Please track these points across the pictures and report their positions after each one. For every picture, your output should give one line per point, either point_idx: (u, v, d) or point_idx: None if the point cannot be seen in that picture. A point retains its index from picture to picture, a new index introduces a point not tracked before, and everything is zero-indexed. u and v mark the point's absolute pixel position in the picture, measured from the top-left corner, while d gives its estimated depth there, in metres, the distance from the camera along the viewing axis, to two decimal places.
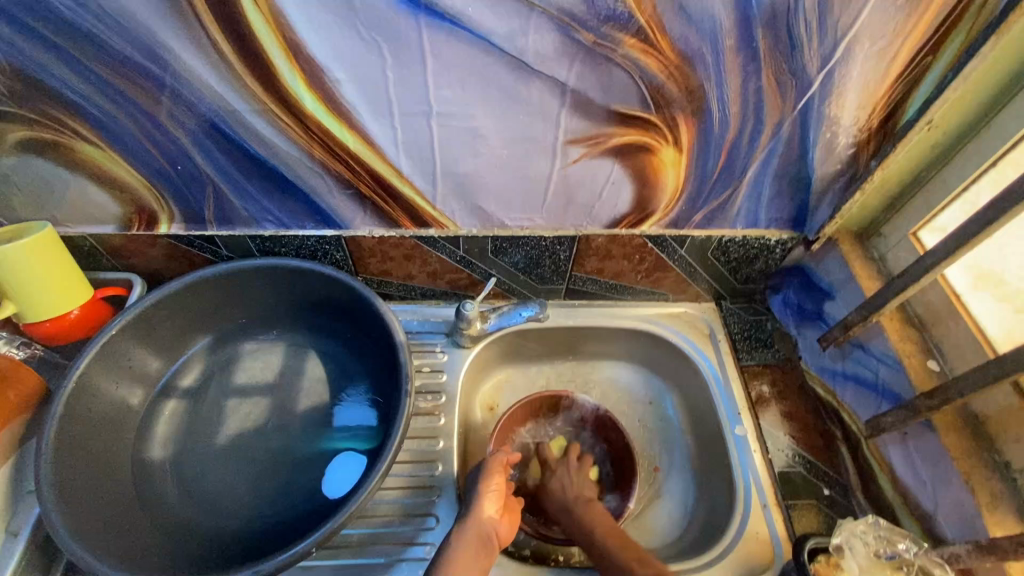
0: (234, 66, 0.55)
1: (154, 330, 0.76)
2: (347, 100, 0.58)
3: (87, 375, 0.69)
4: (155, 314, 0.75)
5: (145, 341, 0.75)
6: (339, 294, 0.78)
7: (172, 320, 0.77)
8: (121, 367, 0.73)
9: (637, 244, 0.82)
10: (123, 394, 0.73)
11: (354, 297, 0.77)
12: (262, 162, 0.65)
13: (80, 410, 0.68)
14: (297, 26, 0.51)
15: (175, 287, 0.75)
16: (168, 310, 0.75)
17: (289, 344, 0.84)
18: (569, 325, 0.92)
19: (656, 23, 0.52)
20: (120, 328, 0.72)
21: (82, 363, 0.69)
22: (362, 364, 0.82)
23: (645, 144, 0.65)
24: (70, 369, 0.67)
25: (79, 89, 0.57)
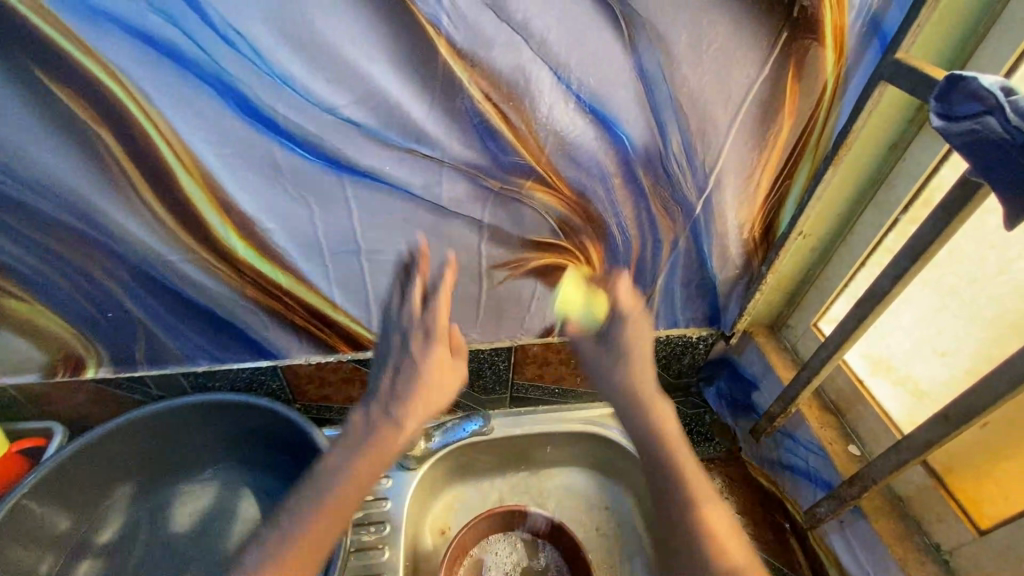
0: (167, 223, 0.58)
1: (71, 485, 0.72)
2: (277, 245, 0.62)
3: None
4: (74, 467, 0.71)
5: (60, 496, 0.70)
6: (277, 425, 0.77)
7: (92, 473, 0.73)
8: (26, 531, 0.68)
9: (571, 350, 0.86)
10: (29, 560, 0.69)
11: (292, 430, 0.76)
12: (194, 303, 0.67)
13: None
14: (228, 188, 0.56)
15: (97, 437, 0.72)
16: (87, 462, 0.72)
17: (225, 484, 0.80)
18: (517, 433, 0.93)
19: (551, 169, 0.60)
20: (31, 487, 0.68)
21: None
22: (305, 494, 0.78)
23: (562, 264, 0.71)
24: None
25: (8, 251, 0.59)
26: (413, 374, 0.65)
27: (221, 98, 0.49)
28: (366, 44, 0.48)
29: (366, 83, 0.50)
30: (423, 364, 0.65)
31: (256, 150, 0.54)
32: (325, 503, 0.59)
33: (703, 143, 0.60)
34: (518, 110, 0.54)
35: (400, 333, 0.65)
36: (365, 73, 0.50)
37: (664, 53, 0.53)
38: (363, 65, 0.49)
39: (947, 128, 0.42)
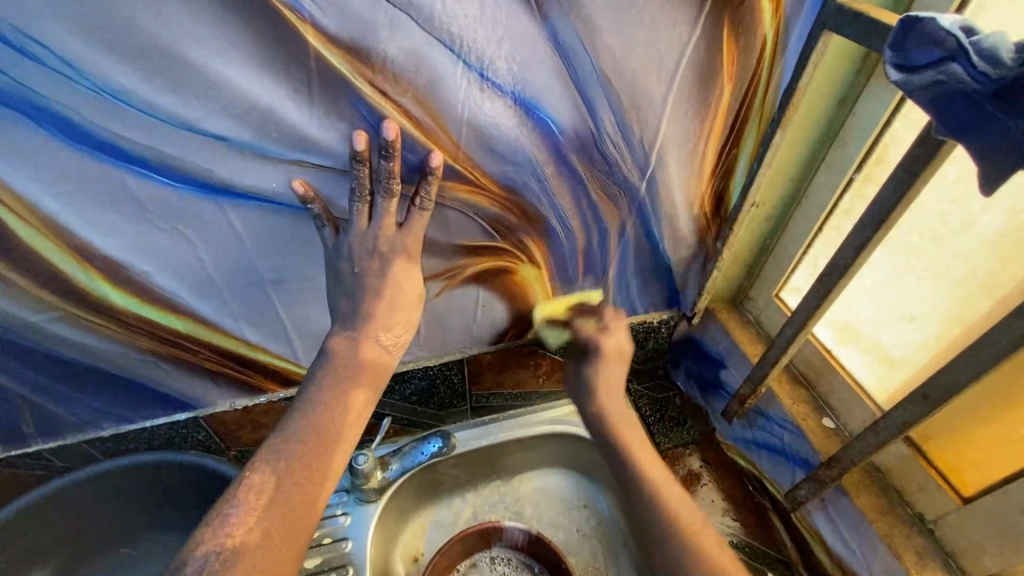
0: (16, 283, 0.48)
1: None
2: (163, 289, 0.52)
3: None
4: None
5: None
6: (219, 490, 0.68)
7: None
8: None
9: (528, 352, 0.80)
10: None
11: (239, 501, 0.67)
12: (76, 365, 0.57)
13: None
14: (81, 231, 0.46)
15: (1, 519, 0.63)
16: None
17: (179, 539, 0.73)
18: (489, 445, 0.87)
19: (472, 166, 0.52)
20: None
21: None
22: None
23: (502, 267, 0.64)
24: None
25: None
26: (344, 370, 0.51)
27: (41, 127, 0.40)
28: (213, 39, 0.39)
29: (225, 90, 0.41)
30: (326, 396, 0.50)
31: (105, 183, 0.44)
32: (275, 515, 0.43)
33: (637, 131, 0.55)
34: (420, 103, 0.46)
35: (342, 333, 0.53)
36: (220, 78, 0.40)
37: (580, 19, 0.45)
38: (217, 69, 0.40)
39: (908, 81, 0.37)
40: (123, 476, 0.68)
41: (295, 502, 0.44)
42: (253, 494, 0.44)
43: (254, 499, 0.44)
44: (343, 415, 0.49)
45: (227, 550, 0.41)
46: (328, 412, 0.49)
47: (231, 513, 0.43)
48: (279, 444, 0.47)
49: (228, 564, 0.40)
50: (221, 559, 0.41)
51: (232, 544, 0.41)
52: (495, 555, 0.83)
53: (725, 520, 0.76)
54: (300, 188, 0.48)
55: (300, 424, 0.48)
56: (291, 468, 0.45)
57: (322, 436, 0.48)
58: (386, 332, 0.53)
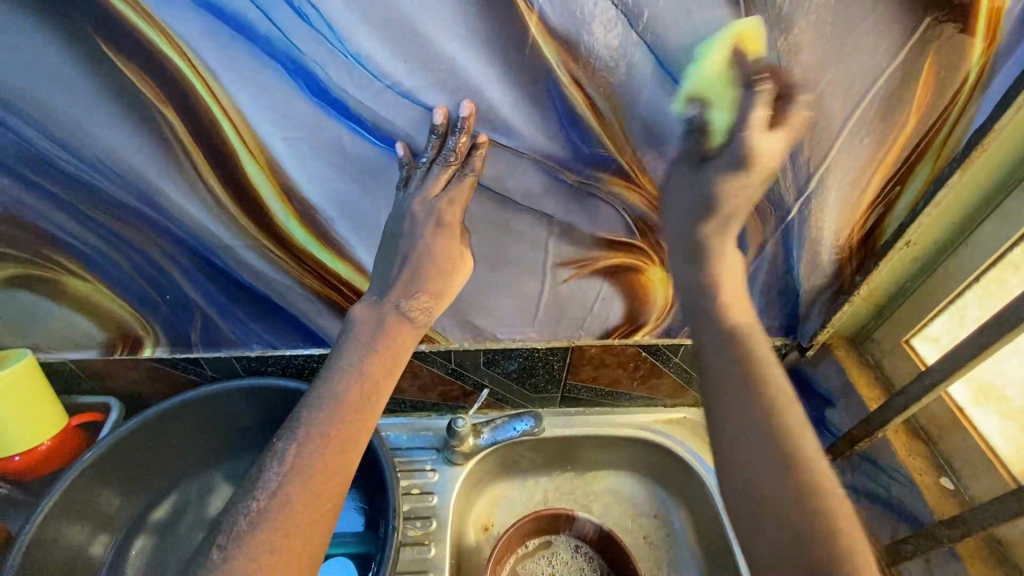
0: (228, 208, 0.55)
1: (128, 458, 0.71)
2: (339, 235, 0.59)
3: (51, 518, 0.65)
4: (138, 437, 0.71)
5: (117, 465, 0.70)
6: None
7: (149, 446, 0.73)
8: (88, 509, 0.68)
9: (631, 353, 0.79)
10: (86, 538, 0.68)
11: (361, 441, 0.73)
12: (251, 289, 0.65)
13: (38, 559, 0.63)
14: (292, 174, 0.53)
15: (164, 408, 0.72)
16: (143, 439, 0.72)
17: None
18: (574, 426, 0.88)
19: (637, 164, 0.54)
20: (90, 464, 0.68)
21: (47, 503, 0.65)
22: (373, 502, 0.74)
23: (632, 264, 0.65)
24: (34, 511, 0.63)
25: (75, 232, 0.57)
26: (366, 340, 0.52)
27: (291, 78, 0.46)
28: (453, 20, 0.44)
29: (446, 65, 0.46)
30: (355, 363, 0.51)
31: (323, 135, 0.50)
32: (298, 482, 0.46)
33: (806, 150, 0.54)
34: (609, 99, 0.49)
35: (366, 303, 0.54)
36: (445, 54, 0.45)
37: (782, 34, 0.46)
38: (446, 46, 0.45)
39: None
40: (262, 397, 0.75)
41: (317, 466, 0.47)
42: (283, 454, 0.47)
43: (285, 457, 0.47)
44: (364, 384, 0.50)
45: (253, 512, 0.44)
46: (349, 380, 0.51)
47: (266, 477, 0.46)
48: (303, 417, 0.49)
49: (255, 524, 0.43)
50: (250, 519, 0.44)
51: (259, 506, 0.44)
52: (581, 546, 0.85)
53: None
54: (439, 116, 0.49)
55: (324, 393, 0.50)
56: (314, 439, 0.48)
57: (343, 407, 0.49)
58: (408, 302, 0.54)
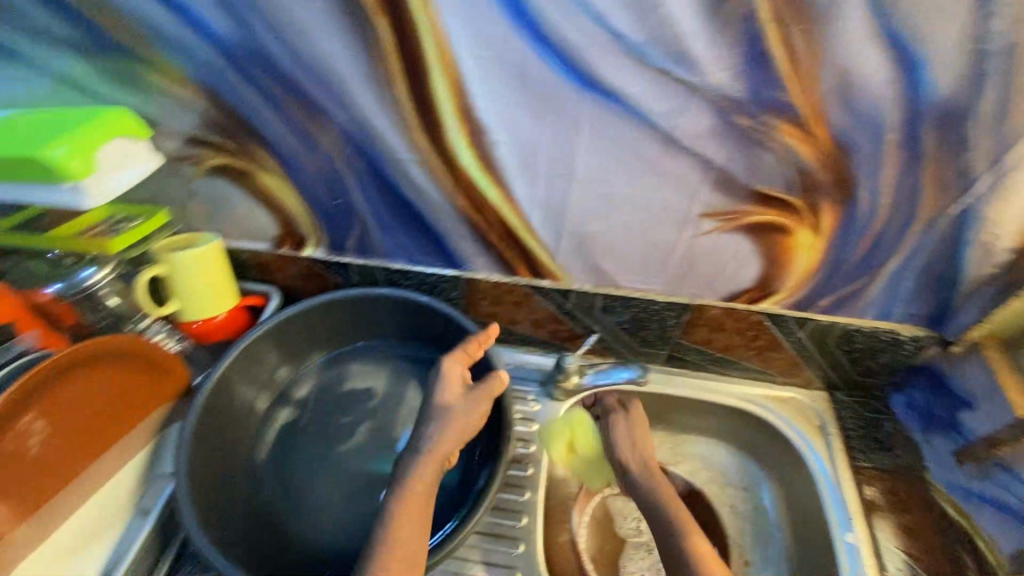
0: (408, 120, 0.60)
1: (286, 338, 0.83)
2: (499, 158, 0.63)
3: (227, 373, 0.76)
4: (297, 322, 0.83)
5: (280, 343, 0.82)
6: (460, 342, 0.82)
7: (302, 332, 0.84)
8: (255, 374, 0.81)
9: (754, 321, 0.78)
10: (250, 398, 0.80)
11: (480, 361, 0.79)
12: (409, 204, 0.71)
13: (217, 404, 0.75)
14: (474, 93, 0.57)
15: (319, 301, 0.83)
16: (299, 325, 0.83)
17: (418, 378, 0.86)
18: (594, 430, 0.84)
19: (817, 113, 0.52)
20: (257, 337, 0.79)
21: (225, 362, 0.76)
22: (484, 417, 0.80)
23: (782, 225, 0.63)
24: (216, 366, 0.75)
25: (276, 130, 0.65)
26: None
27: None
28: None
29: None
30: None
31: (513, 57, 0.53)
32: None
33: (1016, 113, 0.50)
34: (805, 38, 0.48)
35: None
36: None
37: None
38: None
39: None
40: (398, 305, 0.84)
41: None
42: None
43: None
44: None
45: None
46: None
47: None
48: None
49: None
50: None
51: None
52: None
53: (893, 546, 0.73)
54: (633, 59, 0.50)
55: None
56: None
57: None
58: None
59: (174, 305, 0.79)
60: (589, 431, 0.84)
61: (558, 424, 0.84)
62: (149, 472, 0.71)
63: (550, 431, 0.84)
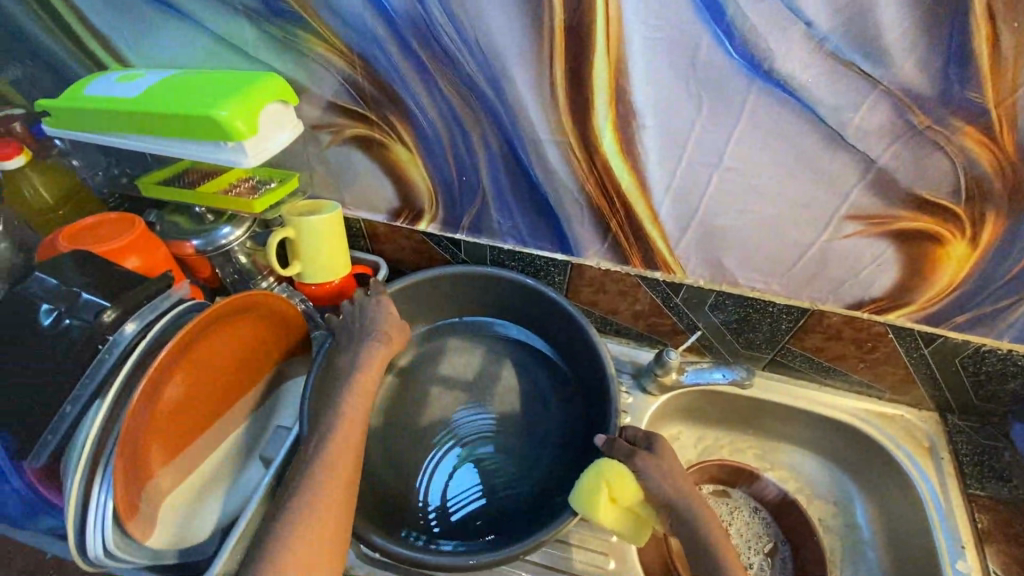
0: (558, 100, 0.61)
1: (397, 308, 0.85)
2: (643, 145, 0.62)
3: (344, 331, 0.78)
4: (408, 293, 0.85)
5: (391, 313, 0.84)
6: (565, 328, 0.82)
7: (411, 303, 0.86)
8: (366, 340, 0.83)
9: (875, 332, 0.75)
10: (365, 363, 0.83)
11: (587, 349, 0.80)
12: (536, 185, 0.72)
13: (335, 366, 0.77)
14: (634, 76, 0.56)
15: (429, 276, 0.85)
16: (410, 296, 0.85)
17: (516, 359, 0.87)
18: (633, 477, 0.67)
19: (1009, 116, 0.49)
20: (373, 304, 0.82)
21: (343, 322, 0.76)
22: (584, 404, 0.81)
23: (934, 233, 0.61)
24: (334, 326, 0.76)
25: (422, 103, 0.66)
26: None
27: None
28: None
29: None
30: None
31: (687, 40, 0.53)
32: None
33: None
34: (1016, 35, 0.45)
35: None
36: None
37: None
38: None
39: None
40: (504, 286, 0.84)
41: None
42: None
43: None
44: None
45: None
46: None
47: None
48: None
49: None
50: None
51: None
52: (759, 509, 0.86)
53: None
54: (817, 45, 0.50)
55: None
56: None
57: None
58: None
59: (296, 266, 0.82)
60: (625, 476, 0.66)
61: (588, 480, 0.66)
62: (267, 423, 0.74)
63: (581, 494, 0.66)
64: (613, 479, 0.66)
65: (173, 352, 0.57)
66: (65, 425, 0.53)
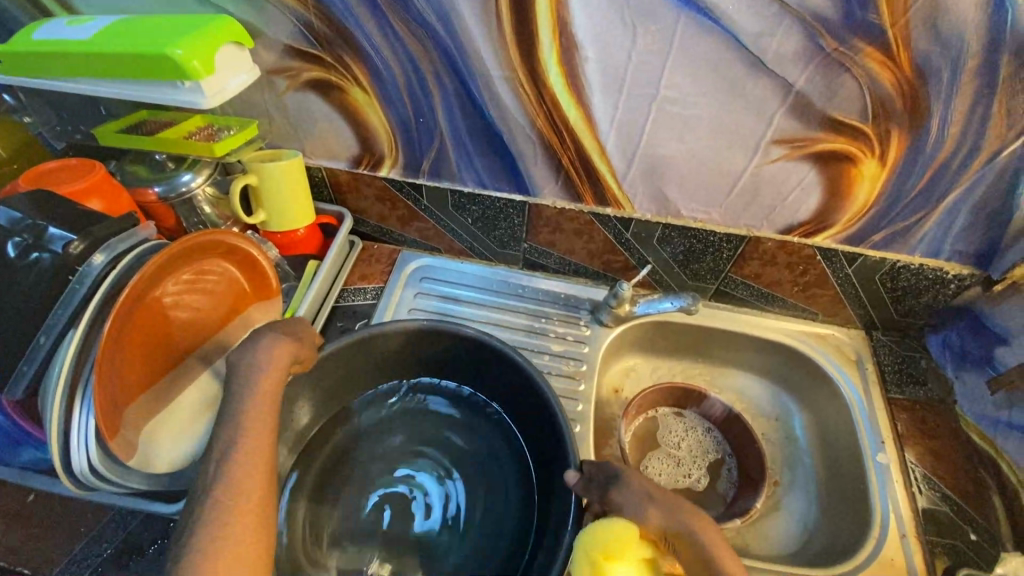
0: (505, 35, 0.64)
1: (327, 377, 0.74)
2: (586, 77, 0.66)
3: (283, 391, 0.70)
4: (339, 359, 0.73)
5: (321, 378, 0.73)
6: (522, 382, 0.73)
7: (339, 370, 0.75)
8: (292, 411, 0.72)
9: (805, 255, 0.82)
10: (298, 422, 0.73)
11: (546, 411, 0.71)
12: (489, 124, 0.75)
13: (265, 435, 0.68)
14: (572, 7, 0.61)
15: (359, 337, 0.73)
16: (340, 361, 0.74)
17: (459, 417, 0.79)
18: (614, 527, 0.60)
19: (903, 37, 0.56)
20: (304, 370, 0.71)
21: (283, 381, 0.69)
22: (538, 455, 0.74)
23: (848, 153, 0.67)
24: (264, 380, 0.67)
25: (374, 42, 0.69)
26: None
27: None
28: None
29: None
30: None
31: None
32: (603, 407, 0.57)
33: None
34: None
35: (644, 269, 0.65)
36: None
37: None
38: None
39: None
40: (450, 341, 0.76)
41: None
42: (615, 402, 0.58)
43: None
44: None
45: None
46: None
47: None
48: None
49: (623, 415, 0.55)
50: None
51: None
52: (711, 429, 0.94)
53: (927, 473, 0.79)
54: None
55: None
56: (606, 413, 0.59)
57: None
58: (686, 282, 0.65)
59: (260, 215, 0.84)
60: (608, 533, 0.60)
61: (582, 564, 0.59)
62: None
63: None
64: (603, 543, 0.59)
65: (149, 280, 0.62)
66: (43, 355, 0.55)
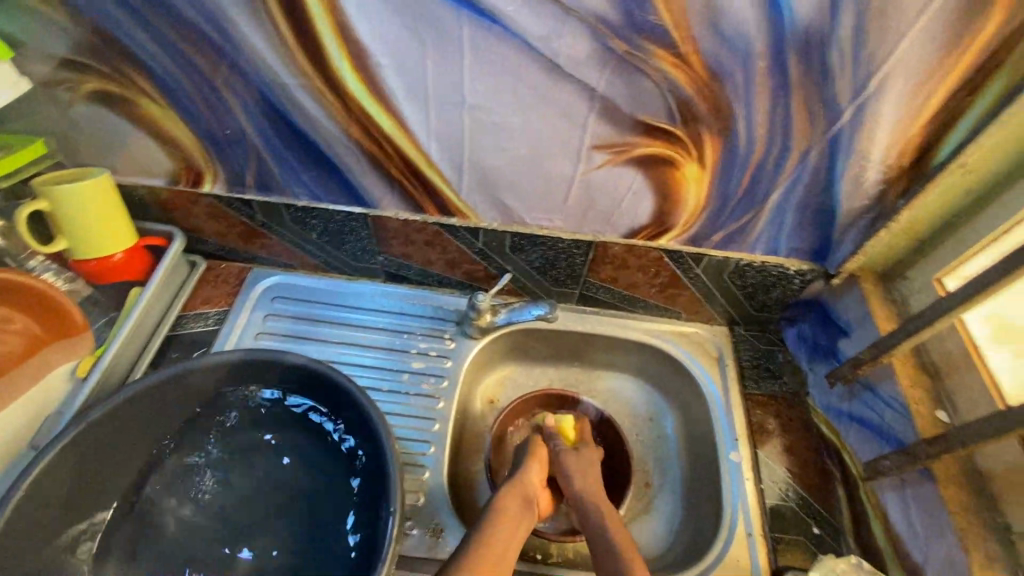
0: (288, 41, 0.59)
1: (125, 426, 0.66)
2: (386, 84, 0.61)
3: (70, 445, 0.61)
4: (141, 402, 0.66)
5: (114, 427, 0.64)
6: (351, 412, 0.68)
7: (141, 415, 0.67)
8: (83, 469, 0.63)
9: (654, 257, 0.81)
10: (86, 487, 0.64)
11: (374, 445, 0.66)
12: (302, 135, 0.69)
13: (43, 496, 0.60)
14: (350, 10, 0.56)
15: (168, 375, 0.66)
16: (143, 404, 0.66)
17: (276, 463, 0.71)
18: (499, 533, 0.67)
19: (688, 38, 0.54)
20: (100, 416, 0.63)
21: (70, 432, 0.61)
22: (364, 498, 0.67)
23: (668, 157, 0.65)
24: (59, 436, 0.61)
25: (150, 50, 0.62)
26: None
27: None
28: None
29: None
30: None
31: None
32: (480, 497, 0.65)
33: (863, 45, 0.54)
34: None
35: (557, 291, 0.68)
36: None
37: None
38: None
39: None
40: (277, 371, 0.70)
41: None
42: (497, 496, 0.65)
43: None
44: None
45: None
46: None
47: None
48: None
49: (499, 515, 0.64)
50: None
51: None
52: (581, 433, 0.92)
53: (777, 470, 0.79)
54: None
55: None
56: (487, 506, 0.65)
57: None
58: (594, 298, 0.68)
59: (61, 241, 0.75)
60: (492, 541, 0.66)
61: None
62: (41, 415, 0.71)
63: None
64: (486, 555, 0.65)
65: None
66: None
